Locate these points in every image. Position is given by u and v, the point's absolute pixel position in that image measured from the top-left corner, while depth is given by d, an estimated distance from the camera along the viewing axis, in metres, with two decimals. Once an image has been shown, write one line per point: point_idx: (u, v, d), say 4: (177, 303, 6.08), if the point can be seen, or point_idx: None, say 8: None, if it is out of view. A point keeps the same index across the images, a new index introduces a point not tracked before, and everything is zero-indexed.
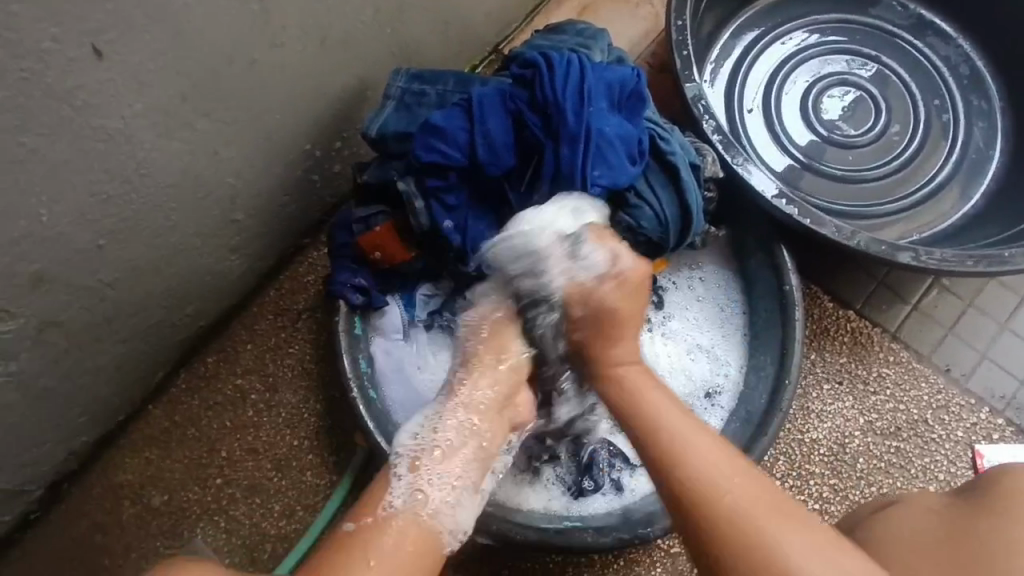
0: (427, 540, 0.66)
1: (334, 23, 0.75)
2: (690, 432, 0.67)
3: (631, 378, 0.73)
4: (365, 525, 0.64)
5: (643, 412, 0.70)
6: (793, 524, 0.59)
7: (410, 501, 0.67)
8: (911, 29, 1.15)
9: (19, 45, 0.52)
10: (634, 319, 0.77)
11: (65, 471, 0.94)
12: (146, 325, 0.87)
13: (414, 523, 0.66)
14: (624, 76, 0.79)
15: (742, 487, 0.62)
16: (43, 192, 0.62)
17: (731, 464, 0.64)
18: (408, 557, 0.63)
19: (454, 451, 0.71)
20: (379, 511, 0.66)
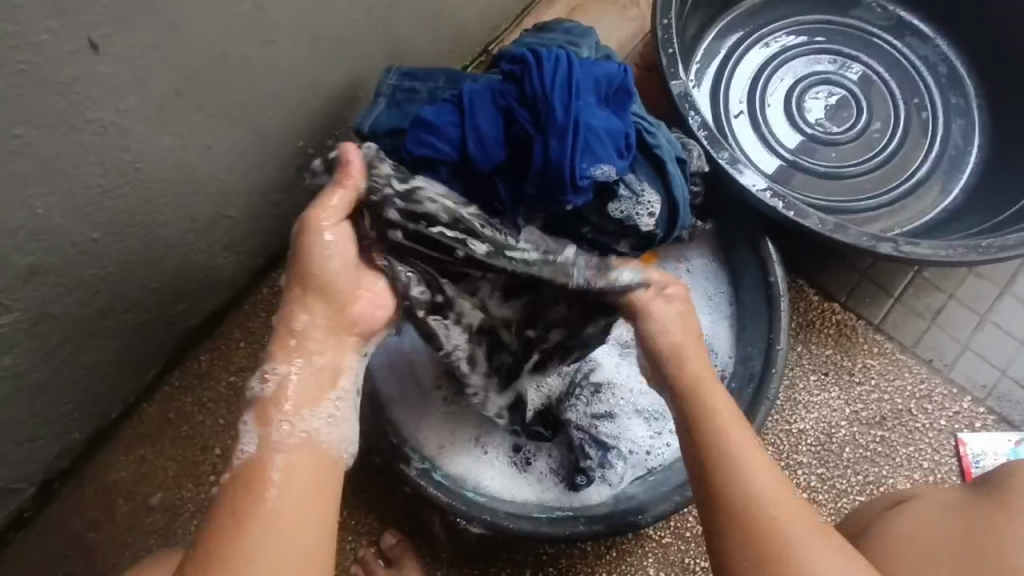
0: (325, 470, 0.61)
1: (327, 20, 0.77)
2: (727, 417, 0.66)
3: (723, 427, 0.66)
4: (239, 475, 0.59)
5: (708, 421, 0.66)
6: (808, 518, 0.61)
7: (262, 442, 0.61)
8: (891, 29, 1.18)
9: (16, 37, 0.53)
10: (700, 351, 0.72)
11: (56, 470, 0.94)
12: (139, 321, 0.87)
13: (291, 458, 0.60)
14: (611, 72, 0.81)
15: (773, 489, 0.62)
16: (39, 184, 0.63)
17: (783, 492, 0.62)
18: (297, 500, 0.57)
19: (309, 392, 0.64)
20: (239, 459, 0.61)
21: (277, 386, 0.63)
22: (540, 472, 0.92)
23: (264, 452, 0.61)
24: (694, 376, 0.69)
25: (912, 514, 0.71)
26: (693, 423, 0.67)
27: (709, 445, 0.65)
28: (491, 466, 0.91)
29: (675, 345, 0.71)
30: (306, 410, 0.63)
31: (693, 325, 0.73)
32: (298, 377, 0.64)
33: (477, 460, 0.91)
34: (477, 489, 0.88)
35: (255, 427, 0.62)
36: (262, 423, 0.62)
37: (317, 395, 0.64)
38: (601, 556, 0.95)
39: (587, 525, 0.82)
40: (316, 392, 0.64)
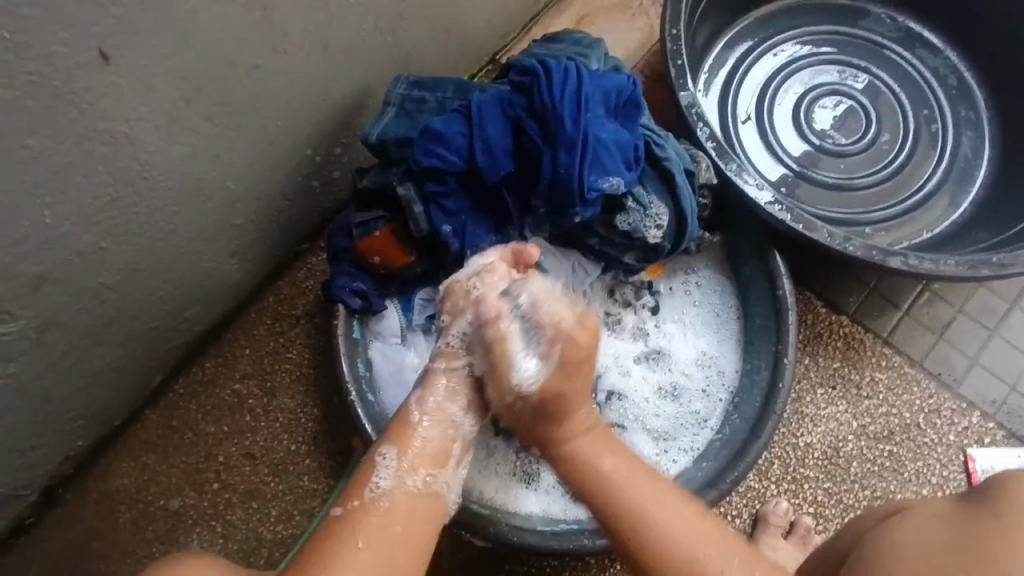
0: (427, 505, 0.64)
1: (336, 28, 0.77)
2: (626, 481, 0.67)
3: (585, 454, 0.70)
4: (356, 509, 0.61)
5: (587, 474, 0.69)
6: (717, 545, 0.62)
7: (398, 479, 0.64)
8: (900, 40, 1.18)
9: (26, 48, 0.53)
10: (585, 374, 0.70)
11: (60, 476, 0.94)
12: (144, 328, 0.87)
13: (412, 497, 0.64)
14: (620, 84, 0.80)
15: (677, 530, 0.63)
16: (47, 194, 0.63)
17: (706, 538, 0.63)
18: (395, 537, 0.60)
19: (436, 446, 0.67)
20: (367, 493, 0.63)
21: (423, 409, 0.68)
22: (545, 486, 0.90)
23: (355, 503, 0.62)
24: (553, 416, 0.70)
25: (911, 523, 0.69)
26: (607, 510, 0.66)
27: (613, 510, 0.66)
28: (495, 479, 0.90)
29: (552, 395, 0.68)
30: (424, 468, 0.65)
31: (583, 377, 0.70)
32: (433, 422, 0.67)
33: (481, 473, 0.90)
34: (481, 501, 0.87)
35: (397, 459, 0.64)
36: (399, 446, 0.65)
37: (446, 438, 0.68)
38: (606, 569, 0.94)
39: (591, 539, 0.81)
40: (442, 450, 0.67)
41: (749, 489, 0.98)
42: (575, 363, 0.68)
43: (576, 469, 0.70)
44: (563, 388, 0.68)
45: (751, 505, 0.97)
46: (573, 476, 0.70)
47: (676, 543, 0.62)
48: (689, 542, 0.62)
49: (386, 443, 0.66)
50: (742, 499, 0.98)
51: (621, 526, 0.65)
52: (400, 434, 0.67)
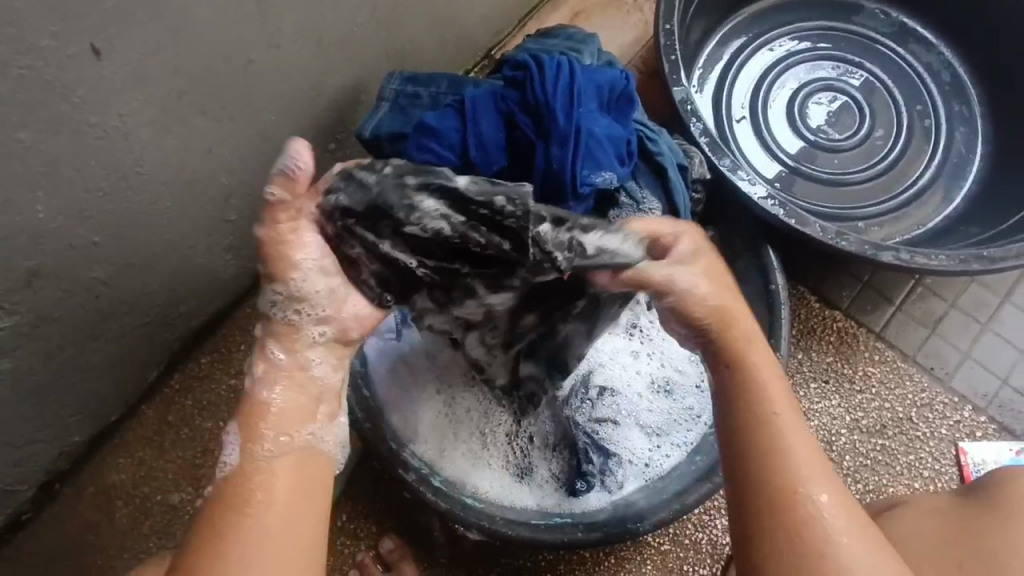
0: (307, 460, 0.58)
1: (329, 23, 0.77)
2: (776, 396, 0.60)
3: (747, 353, 0.63)
4: (218, 498, 0.55)
5: (751, 371, 0.62)
6: (838, 487, 0.57)
7: (247, 451, 0.57)
8: (894, 35, 1.18)
9: (18, 41, 0.53)
10: (739, 305, 0.65)
11: (56, 471, 0.94)
12: (140, 323, 0.87)
13: (284, 460, 0.57)
14: (613, 78, 0.81)
15: (814, 461, 0.58)
16: (41, 188, 0.63)
17: (823, 479, 0.57)
18: (277, 500, 0.55)
19: (292, 407, 0.60)
20: (219, 474, 0.57)
21: (259, 385, 0.60)
22: (540, 480, 0.91)
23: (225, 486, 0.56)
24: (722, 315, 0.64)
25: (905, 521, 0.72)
26: (748, 410, 0.60)
27: (756, 413, 0.59)
28: (490, 472, 0.90)
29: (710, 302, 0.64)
30: (297, 427, 0.59)
31: (735, 293, 0.66)
32: (284, 384, 0.60)
33: (477, 467, 0.90)
34: (477, 496, 0.87)
35: (239, 436, 0.58)
36: (246, 427, 0.59)
37: (303, 400, 0.61)
38: (600, 562, 0.95)
39: (585, 533, 0.82)
40: (303, 407, 0.60)
41: None
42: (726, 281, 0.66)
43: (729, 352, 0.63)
44: (725, 306, 0.64)
45: None
46: (716, 336, 0.64)
47: (809, 466, 0.57)
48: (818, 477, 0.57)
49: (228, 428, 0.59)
50: None
51: (746, 430, 0.59)
52: (248, 413, 0.59)
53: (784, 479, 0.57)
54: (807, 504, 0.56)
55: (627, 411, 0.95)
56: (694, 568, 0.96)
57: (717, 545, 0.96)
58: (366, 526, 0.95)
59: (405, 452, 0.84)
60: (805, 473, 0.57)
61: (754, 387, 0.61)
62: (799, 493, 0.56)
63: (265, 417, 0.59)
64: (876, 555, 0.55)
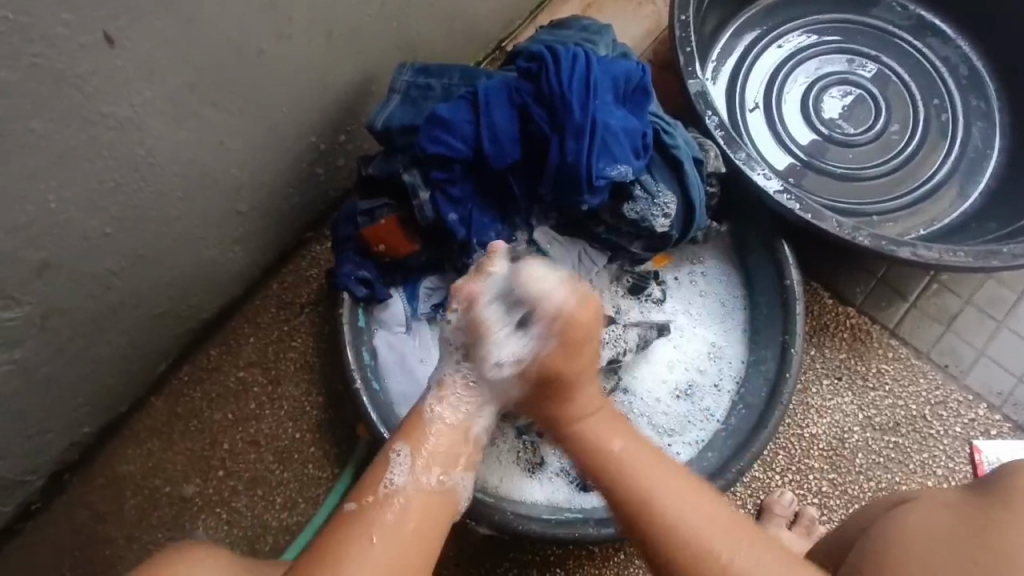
0: (440, 502, 0.62)
1: (341, 12, 0.76)
2: (641, 452, 0.65)
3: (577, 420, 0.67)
4: (365, 508, 0.60)
5: (598, 451, 0.65)
6: (745, 544, 0.60)
7: (415, 477, 0.62)
8: (910, 29, 1.16)
9: (31, 29, 0.52)
10: (590, 341, 0.65)
11: (67, 462, 0.95)
12: (150, 315, 0.87)
13: (426, 496, 0.62)
14: (628, 70, 0.80)
15: (706, 520, 0.61)
16: (52, 178, 0.62)
17: (702, 507, 0.62)
18: (409, 534, 0.59)
19: (448, 448, 0.64)
20: (380, 489, 0.61)
21: (435, 414, 0.65)
22: (551, 473, 0.90)
23: (374, 491, 0.61)
24: (539, 389, 0.65)
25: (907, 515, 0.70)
26: (631, 503, 0.63)
27: (648, 508, 0.62)
28: (499, 467, 0.90)
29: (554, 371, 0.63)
30: (440, 464, 0.63)
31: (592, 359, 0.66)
32: (446, 422, 0.65)
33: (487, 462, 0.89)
34: (486, 490, 0.87)
35: (412, 454, 0.62)
36: (414, 441, 0.63)
37: (456, 441, 0.65)
38: (610, 557, 0.94)
39: (596, 528, 0.81)
40: (455, 450, 0.64)
41: (754, 480, 0.98)
42: (570, 342, 0.63)
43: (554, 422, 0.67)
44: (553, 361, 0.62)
45: (756, 495, 0.97)
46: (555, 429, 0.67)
47: (701, 527, 0.60)
48: (742, 565, 0.59)
49: (399, 440, 0.64)
50: (747, 490, 0.98)
51: (631, 507, 0.63)
52: (413, 429, 0.64)
53: (679, 547, 0.60)
54: (710, 566, 0.59)
55: (640, 411, 0.94)
56: None
57: None
58: None
59: None
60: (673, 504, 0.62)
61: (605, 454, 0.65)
62: (688, 557, 0.60)
63: (422, 445, 0.63)
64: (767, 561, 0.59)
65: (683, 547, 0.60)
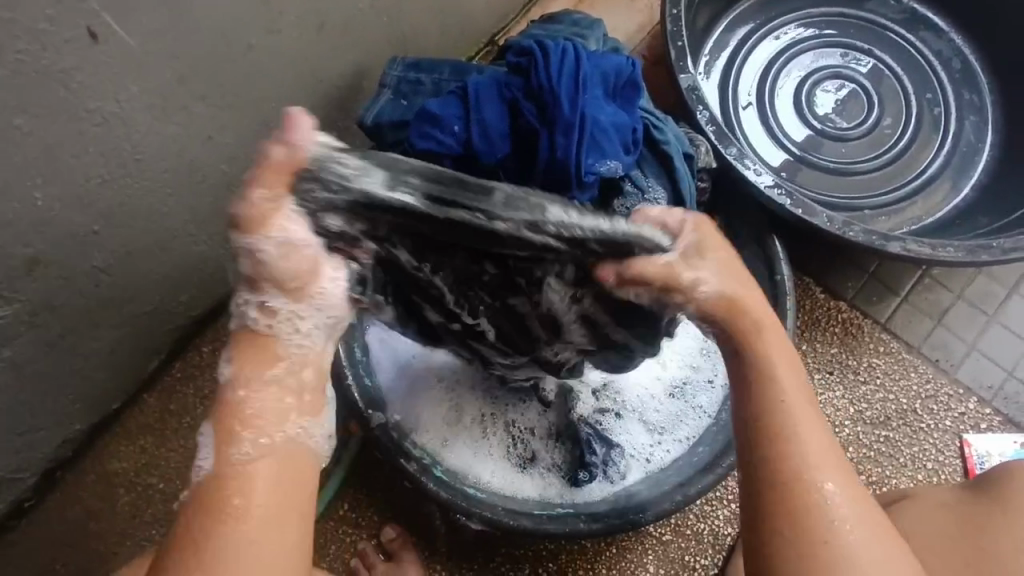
0: (289, 468, 0.50)
1: (331, 6, 0.75)
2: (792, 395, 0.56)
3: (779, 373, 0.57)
4: (197, 501, 0.48)
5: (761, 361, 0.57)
6: (850, 481, 0.55)
7: (224, 455, 0.49)
8: (904, 22, 1.16)
9: (15, 25, 0.52)
10: (739, 272, 0.59)
11: (59, 459, 0.94)
12: (141, 311, 0.87)
13: (262, 470, 0.49)
14: (618, 65, 0.79)
15: (824, 445, 0.55)
16: (39, 175, 0.62)
17: (832, 463, 0.55)
18: (258, 515, 0.47)
19: (276, 422, 0.50)
20: (199, 482, 0.49)
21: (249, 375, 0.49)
22: (542, 467, 0.90)
23: (204, 486, 0.49)
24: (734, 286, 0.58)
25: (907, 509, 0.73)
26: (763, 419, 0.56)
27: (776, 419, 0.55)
28: (491, 462, 0.90)
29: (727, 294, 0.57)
30: (276, 424, 0.50)
31: (750, 277, 0.60)
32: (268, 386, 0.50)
33: (479, 457, 0.90)
34: (478, 485, 0.87)
35: (216, 436, 0.50)
36: (220, 423, 0.49)
37: (280, 399, 0.50)
38: (601, 552, 0.95)
39: (587, 523, 0.82)
40: (291, 408, 0.50)
41: None
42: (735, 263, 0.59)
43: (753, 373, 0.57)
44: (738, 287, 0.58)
45: None
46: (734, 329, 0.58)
47: (824, 457, 0.55)
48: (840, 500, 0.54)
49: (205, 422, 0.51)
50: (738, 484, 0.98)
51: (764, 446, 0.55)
52: (220, 411, 0.50)
53: (789, 474, 0.54)
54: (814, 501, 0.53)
55: (632, 408, 0.95)
56: (697, 558, 0.96)
57: (720, 535, 0.97)
58: (368, 515, 0.95)
59: (405, 441, 0.84)
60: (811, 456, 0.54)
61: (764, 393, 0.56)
62: (802, 485, 0.54)
63: (241, 419, 0.49)
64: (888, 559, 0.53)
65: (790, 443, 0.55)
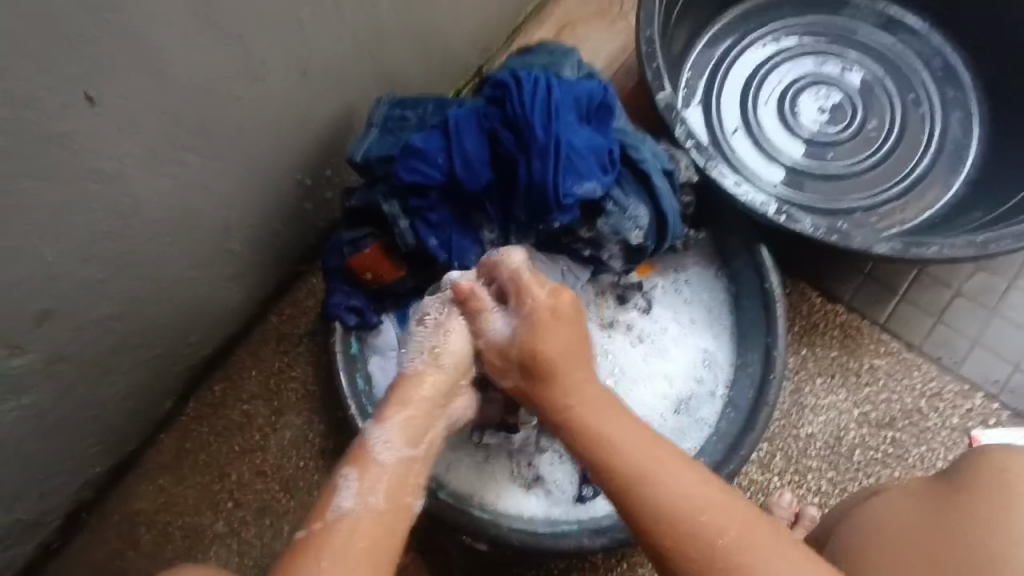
0: (394, 519, 0.64)
1: (314, 53, 0.80)
2: (631, 437, 0.68)
3: (583, 414, 0.70)
4: (315, 533, 0.61)
5: (600, 442, 0.68)
6: (743, 519, 0.62)
7: (358, 497, 0.63)
8: (881, 26, 1.18)
9: (17, 97, 0.56)
10: (571, 357, 0.73)
11: (81, 501, 0.98)
12: (151, 354, 0.90)
13: (378, 511, 0.63)
14: (589, 90, 0.82)
15: (703, 491, 0.64)
16: (47, 232, 0.66)
17: (707, 492, 0.64)
18: (359, 554, 0.60)
19: (400, 470, 0.66)
20: (328, 514, 0.62)
21: (378, 441, 0.67)
22: (548, 487, 0.91)
23: (326, 512, 0.62)
24: (546, 384, 0.72)
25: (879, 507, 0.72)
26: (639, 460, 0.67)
27: (678, 526, 0.62)
28: (496, 484, 0.91)
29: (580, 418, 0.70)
30: (400, 482, 0.66)
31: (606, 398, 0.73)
32: (391, 452, 0.67)
33: (483, 478, 0.91)
34: (483, 506, 0.88)
35: (354, 479, 0.64)
36: (358, 465, 0.65)
37: (408, 460, 0.67)
38: (612, 569, 0.95)
39: (590, 538, 0.82)
40: (402, 480, 0.66)
41: (753, 483, 0.99)
42: (566, 333, 0.73)
43: (574, 421, 0.70)
44: (537, 348, 0.72)
45: (755, 498, 0.98)
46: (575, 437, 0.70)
47: (687, 501, 0.63)
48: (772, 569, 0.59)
49: (348, 465, 0.66)
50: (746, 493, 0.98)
51: (613, 482, 0.66)
52: (358, 456, 0.66)
53: (692, 531, 0.62)
54: (699, 536, 0.61)
55: None
56: None
57: None
58: None
59: None
60: (664, 471, 0.65)
61: (582, 422, 0.70)
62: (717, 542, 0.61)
63: (370, 466, 0.65)
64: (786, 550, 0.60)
65: (647, 477, 0.65)
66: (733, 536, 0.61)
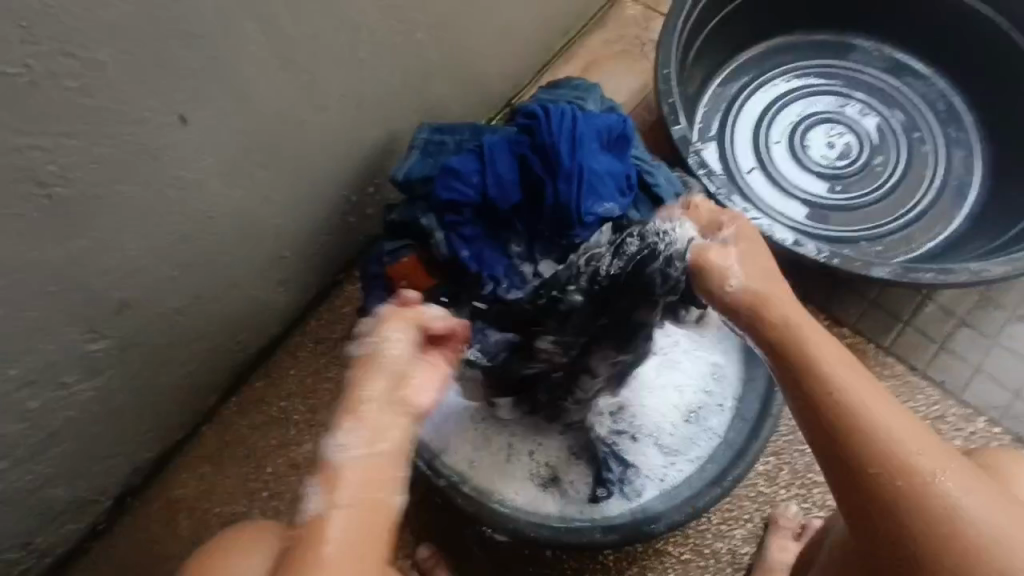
0: (374, 514, 0.63)
1: (367, 84, 0.90)
2: (845, 372, 0.67)
3: (825, 360, 0.68)
4: (301, 533, 0.63)
5: (827, 381, 0.67)
6: (942, 454, 0.64)
7: (327, 498, 0.63)
8: (888, 70, 1.25)
9: (125, 115, 0.67)
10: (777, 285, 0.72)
11: (130, 484, 1.06)
12: (205, 348, 0.99)
13: (353, 512, 0.63)
14: (611, 122, 0.91)
15: (898, 424, 0.65)
16: (133, 231, 0.76)
17: (907, 430, 0.65)
18: (345, 553, 0.61)
19: (370, 467, 0.64)
20: (309, 516, 0.63)
21: (340, 448, 0.64)
22: (564, 487, 0.98)
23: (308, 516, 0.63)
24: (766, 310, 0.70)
25: None
26: (827, 397, 0.66)
27: (899, 464, 0.63)
28: (515, 482, 0.97)
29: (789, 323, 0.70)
30: (371, 480, 0.64)
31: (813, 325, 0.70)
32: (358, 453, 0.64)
33: (504, 476, 0.98)
34: (504, 501, 0.94)
35: (321, 486, 0.64)
36: (324, 477, 0.64)
37: (377, 456, 0.64)
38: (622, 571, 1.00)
39: (603, 534, 0.88)
40: (377, 475, 0.64)
41: (760, 494, 1.03)
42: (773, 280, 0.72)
43: (795, 353, 0.68)
44: (756, 289, 0.71)
45: (762, 510, 1.03)
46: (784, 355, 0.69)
47: (894, 436, 0.64)
48: (970, 504, 0.62)
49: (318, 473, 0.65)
50: (754, 504, 1.03)
51: (824, 411, 0.66)
52: (323, 470, 0.64)
53: (899, 463, 0.63)
54: (917, 473, 0.63)
55: (647, 430, 1.01)
56: None
57: (738, 554, 1.01)
58: (403, 536, 1.02)
59: (436, 462, 0.92)
60: (864, 407, 0.65)
61: (807, 352, 0.68)
62: (920, 480, 0.62)
63: (337, 472, 0.64)
64: (979, 492, 0.63)
65: (848, 414, 0.65)
66: (949, 470, 0.63)
